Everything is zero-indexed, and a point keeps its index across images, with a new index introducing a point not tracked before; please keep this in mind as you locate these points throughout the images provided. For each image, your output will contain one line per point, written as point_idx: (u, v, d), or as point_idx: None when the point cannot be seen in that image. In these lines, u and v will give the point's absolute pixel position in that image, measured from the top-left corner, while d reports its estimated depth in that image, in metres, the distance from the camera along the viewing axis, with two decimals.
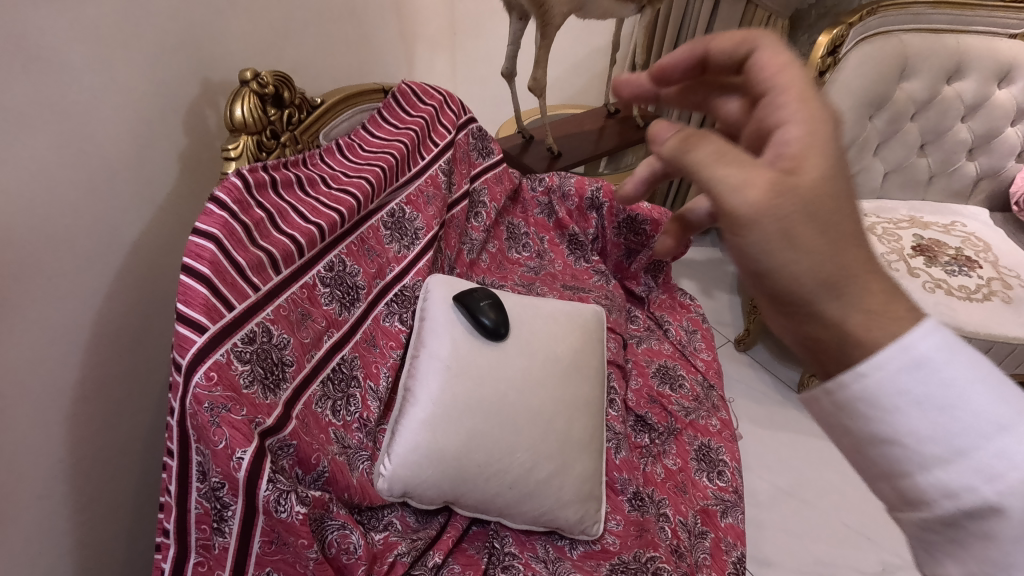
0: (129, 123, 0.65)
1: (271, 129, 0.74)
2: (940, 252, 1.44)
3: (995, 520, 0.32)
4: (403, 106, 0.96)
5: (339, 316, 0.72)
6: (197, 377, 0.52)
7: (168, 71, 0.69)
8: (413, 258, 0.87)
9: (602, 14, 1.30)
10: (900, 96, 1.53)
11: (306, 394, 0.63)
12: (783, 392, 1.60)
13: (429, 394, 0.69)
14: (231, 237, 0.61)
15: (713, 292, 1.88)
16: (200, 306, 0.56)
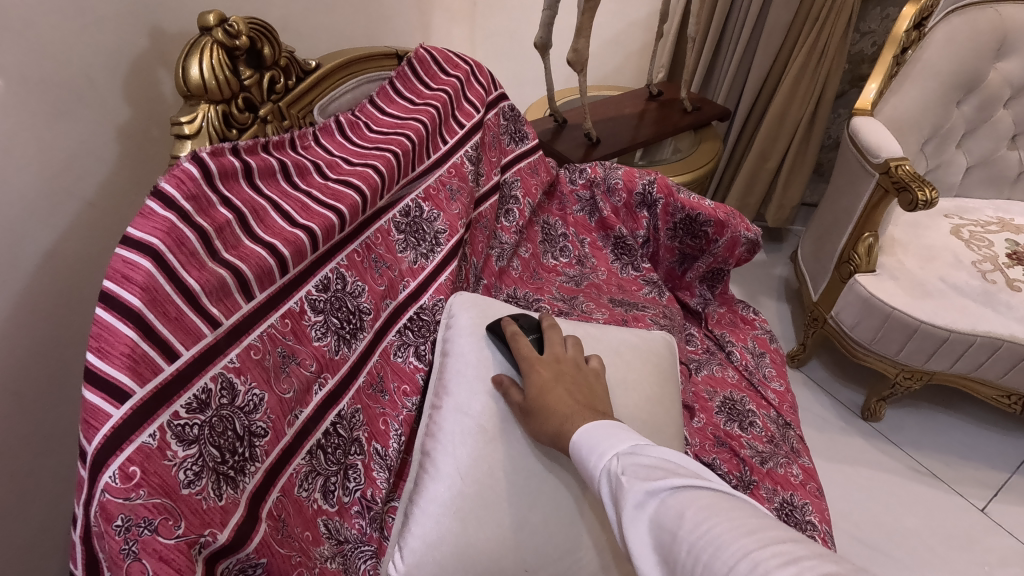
0: (32, 83, 0.47)
1: (245, 97, 0.54)
2: None
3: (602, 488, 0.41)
4: (421, 75, 0.77)
5: (338, 354, 0.53)
6: (108, 474, 0.34)
7: (97, 13, 0.50)
8: (433, 269, 0.68)
9: None
10: (993, 78, 1.32)
11: (286, 474, 0.45)
12: (844, 417, 1.40)
13: (456, 468, 0.51)
14: (180, 248, 0.42)
15: (760, 299, 1.68)
16: (123, 359, 0.37)
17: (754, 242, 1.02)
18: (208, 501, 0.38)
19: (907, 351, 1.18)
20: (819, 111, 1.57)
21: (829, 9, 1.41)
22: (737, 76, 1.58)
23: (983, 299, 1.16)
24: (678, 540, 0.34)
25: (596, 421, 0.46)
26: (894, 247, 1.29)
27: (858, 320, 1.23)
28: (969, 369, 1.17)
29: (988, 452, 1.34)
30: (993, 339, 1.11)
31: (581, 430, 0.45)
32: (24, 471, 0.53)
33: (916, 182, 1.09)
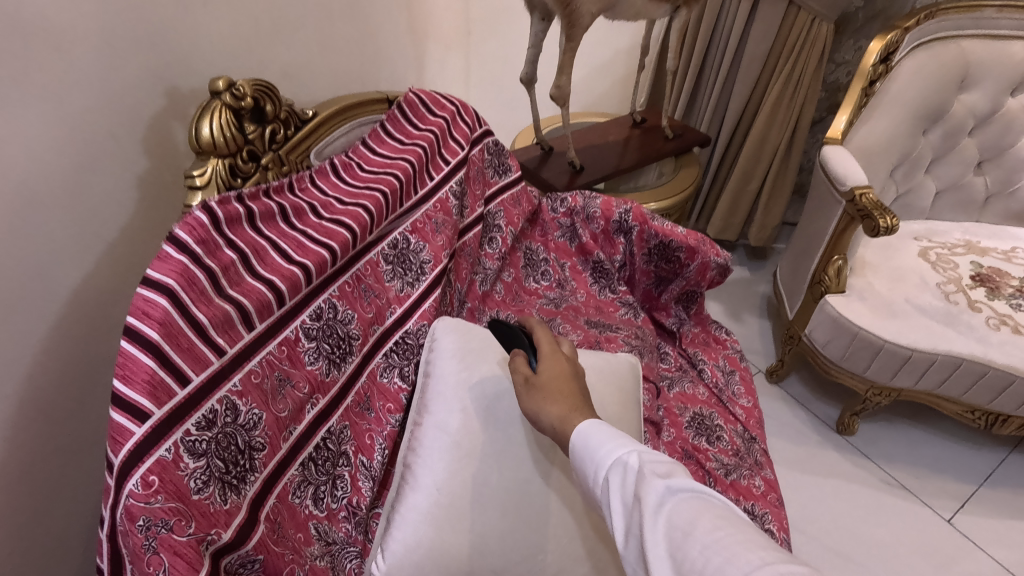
0: (67, 143, 0.54)
1: (249, 149, 0.62)
2: (1002, 283, 1.30)
3: (615, 481, 0.43)
4: (409, 117, 0.84)
5: (328, 376, 0.60)
6: (132, 482, 0.41)
7: (119, 78, 0.57)
8: (418, 296, 0.75)
9: (632, 15, 1.18)
10: (957, 109, 1.39)
11: (281, 482, 0.52)
12: (820, 430, 1.46)
13: (433, 479, 0.57)
14: (191, 287, 0.49)
15: (742, 316, 1.75)
16: (143, 384, 0.44)
17: (724, 267, 1.09)
18: (215, 505, 0.45)
19: (875, 368, 1.24)
20: (797, 136, 1.65)
21: (802, 43, 1.48)
22: (718, 103, 1.65)
23: (945, 319, 1.21)
24: (692, 540, 0.36)
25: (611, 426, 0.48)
26: (864, 269, 1.36)
27: (830, 338, 1.29)
28: (935, 386, 1.23)
29: (957, 464, 1.40)
30: (954, 357, 1.16)
31: (592, 425, 0.48)
32: (50, 481, 0.60)
33: (878, 210, 1.16)
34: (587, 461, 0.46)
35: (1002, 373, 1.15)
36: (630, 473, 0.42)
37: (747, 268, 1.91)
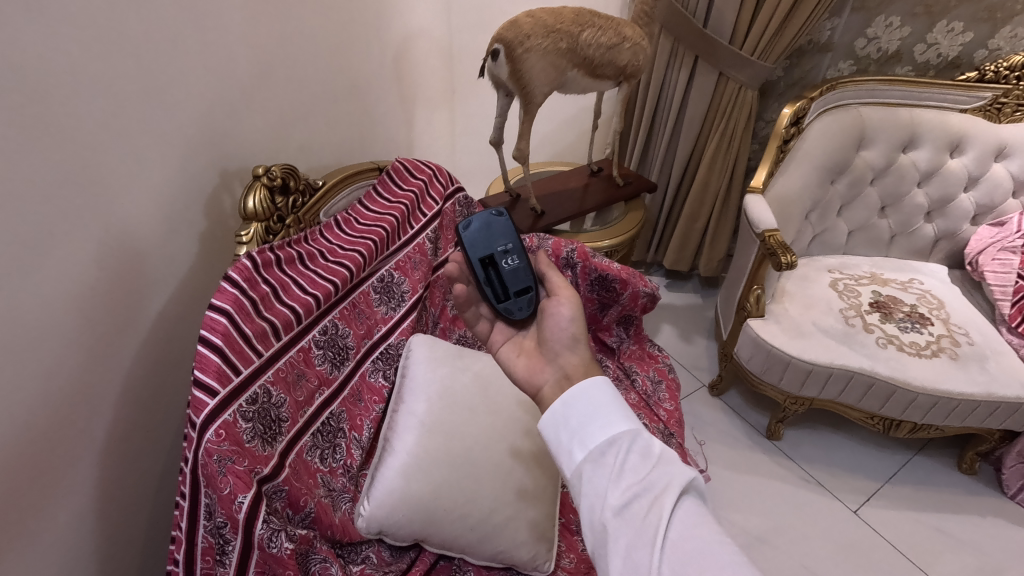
0: (160, 214, 0.80)
1: (278, 214, 0.87)
2: (895, 309, 1.55)
3: (632, 445, 0.60)
4: (396, 181, 1.09)
5: (330, 374, 0.84)
6: (208, 433, 0.65)
7: (191, 167, 0.83)
8: (398, 318, 0.99)
9: (582, 89, 1.43)
10: (858, 163, 1.65)
11: (298, 444, 0.75)
12: (752, 436, 1.69)
13: (405, 446, 0.81)
14: (241, 311, 0.73)
15: (692, 337, 2.00)
16: (213, 373, 0.67)
17: (653, 295, 1.34)
18: (258, 452, 0.68)
19: (787, 380, 1.48)
20: (734, 182, 1.92)
21: (733, 106, 1.75)
22: (666, 155, 1.92)
23: (843, 339, 1.46)
24: (692, 517, 0.55)
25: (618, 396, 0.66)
26: (782, 297, 1.61)
27: (750, 355, 1.53)
28: (836, 395, 1.47)
29: (868, 465, 1.63)
30: (848, 370, 1.40)
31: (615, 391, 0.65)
32: (132, 452, 0.84)
33: (782, 249, 1.42)
34: (601, 416, 0.62)
35: (886, 383, 1.39)
36: (651, 443, 0.61)
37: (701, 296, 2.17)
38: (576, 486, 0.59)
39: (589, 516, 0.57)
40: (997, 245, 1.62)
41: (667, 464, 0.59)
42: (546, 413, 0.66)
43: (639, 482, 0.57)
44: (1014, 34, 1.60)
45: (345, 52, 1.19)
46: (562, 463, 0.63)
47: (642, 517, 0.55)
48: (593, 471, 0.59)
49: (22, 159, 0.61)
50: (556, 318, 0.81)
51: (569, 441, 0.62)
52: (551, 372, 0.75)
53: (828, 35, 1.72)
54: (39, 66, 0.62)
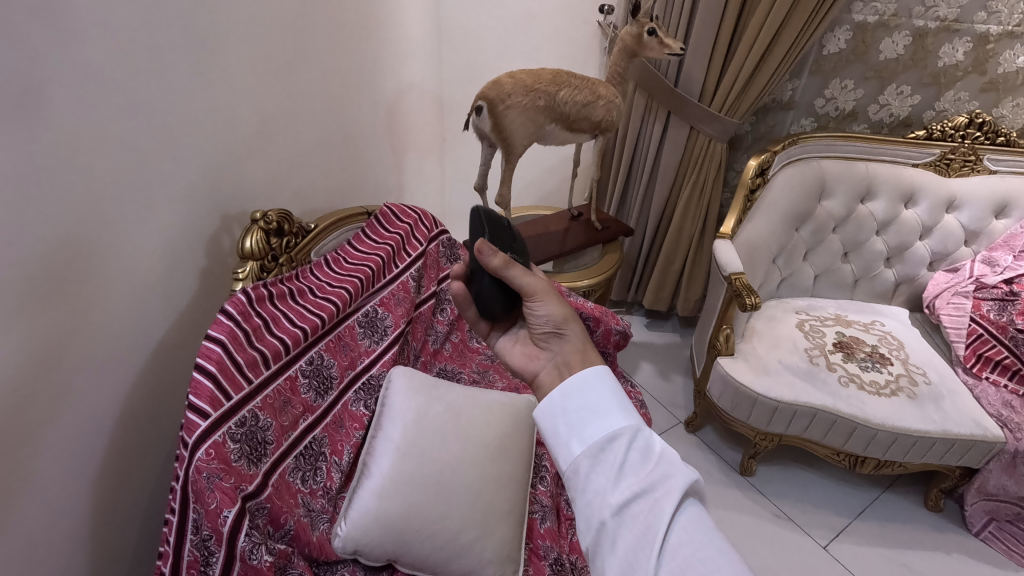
0: (166, 252, 0.88)
1: (272, 254, 0.95)
2: (857, 349, 1.64)
3: (635, 442, 0.62)
4: (383, 224, 1.18)
5: (314, 402, 0.91)
6: (200, 453, 0.71)
7: (195, 212, 0.92)
8: (381, 351, 1.06)
9: (561, 142, 1.56)
10: (820, 211, 1.77)
11: (282, 465, 0.82)
12: (726, 472, 1.74)
13: (381, 470, 0.88)
14: (234, 341, 0.81)
15: (669, 375, 2.07)
16: (206, 397, 0.74)
17: (625, 332, 1.41)
18: (244, 471, 0.75)
19: (755, 416, 1.55)
20: (707, 228, 2.02)
21: (703, 158, 1.88)
22: (643, 201, 2.04)
23: (806, 377, 1.54)
24: (694, 519, 0.58)
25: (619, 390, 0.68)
26: (751, 336, 1.69)
27: (720, 392, 1.60)
28: (803, 431, 1.54)
29: (838, 502, 1.67)
30: (812, 408, 1.47)
31: (618, 388, 0.68)
32: (126, 473, 0.89)
33: (747, 291, 1.51)
34: (605, 414, 0.64)
35: (847, 420, 1.45)
36: (651, 442, 0.63)
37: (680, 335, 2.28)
38: (574, 480, 0.61)
39: (586, 512, 0.59)
40: (951, 290, 1.72)
41: (669, 462, 0.61)
42: (545, 403, 0.68)
43: (640, 479, 0.59)
44: (957, 97, 1.75)
45: (341, 107, 1.31)
46: (560, 456, 0.64)
47: (641, 518, 0.57)
48: (592, 467, 0.61)
49: (46, 204, 0.69)
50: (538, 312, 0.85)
51: (569, 435, 0.64)
52: (547, 361, 0.85)
53: (789, 95, 1.86)
54: (68, 126, 0.70)
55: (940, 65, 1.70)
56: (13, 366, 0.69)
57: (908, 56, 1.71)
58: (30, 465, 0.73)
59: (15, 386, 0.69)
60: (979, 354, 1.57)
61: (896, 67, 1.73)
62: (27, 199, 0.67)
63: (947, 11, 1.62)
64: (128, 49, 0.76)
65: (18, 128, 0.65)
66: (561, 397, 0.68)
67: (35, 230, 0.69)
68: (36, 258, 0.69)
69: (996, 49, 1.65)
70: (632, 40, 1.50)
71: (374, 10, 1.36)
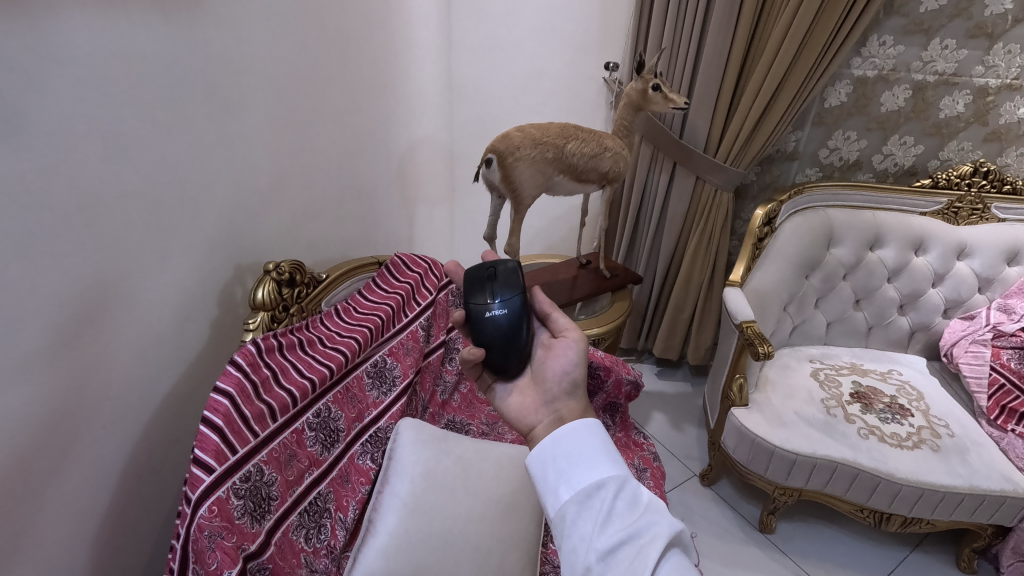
0: (177, 303, 0.88)
1: (282, 305, 0.95)
2: (875, 400, 1.60)
3: (621, 489, 0.60)
4: (393, 274, 1.18)
5: (320, 456, 0.89)
6: (201, 511, 0.69)
7: (209, 263, 0.93)
8: (389, 402, 1.05)
9: (569, 192, 1.57)
10: (829, 259, 1.76)
11: (285, 523, 0.80)
12: (745, 529, 1.67)
13: (387, 527, 0.86)
14: (242, 393, 0.80)
15: (682, 426, 2.02)
16: (212, 451, 0.73)
17: (636, 382, 1.39)
18: (246, 529, 0.73)
19: (773, 469, 1.50)
20: (717, 275, 2.01)
21: (710, 207, 1.90)
22: (651, 249, 2.05)
23: (824, 429, 1.49)
24: (676, 566, 0.55)
25: (607, 438, 0.67)
26: (765, 386, 1.66)
27: (736, 444, 1.56)
28: (822, 486, 1.48)
29: (865, 562, 1.59)
30: (831, 461, 1.42)
31: (605, 436, 0.67)
32: (126, 530, 0.87)
33: (759, 339, 1.48)
34: (592, 461, 0.62)
35: (870, 474, 1.40)
36: (639, 493, 0.60)
37: (691, 384, 2.24)
38: (560, 527, 0.59)
39: (571, 558, 0.56)
40: (969, 337, 1.69)
41: (655, 510, 0.59)
42: (535, 449, 0.66)
43: (624, 525, 0.57)
44: (961, 147, 1.77)
45: (356, 161, 1.35)
46: (547, 501, 0.62)
47: (626, 565, 0.54)
48: (578, 513, 0.59)
49: (70, 255, 0.71)
50: (559, 363, 0.83)
51: (557, 481, 0.62)
52: (545, 413, 0.78)
53: (793, 145, 1.90)
54: (91, 181, 0.72)
55: (941, 116, 1.73)
56: (22, 419, 0.68)
57: (909, 108, 1.74)
58: (30, 521, 0.71)
59: (21, 439, 0.68)
60: (1003, 405, 1.52)
61: (898, 119, 1.77)
62: (45, 253, 0.68)
63: (945, 66, 1.66)
64: (156, 108, 0.79)
65: (40, 184, 0.66)
66: (550, 443, 0.66)
67: (49, 283, 0.69)
68: (50, 311, 0.70)
69: (996, 102, 1.67)
70: (637, 95, 1.55)
71: (387, 70, 1.42)
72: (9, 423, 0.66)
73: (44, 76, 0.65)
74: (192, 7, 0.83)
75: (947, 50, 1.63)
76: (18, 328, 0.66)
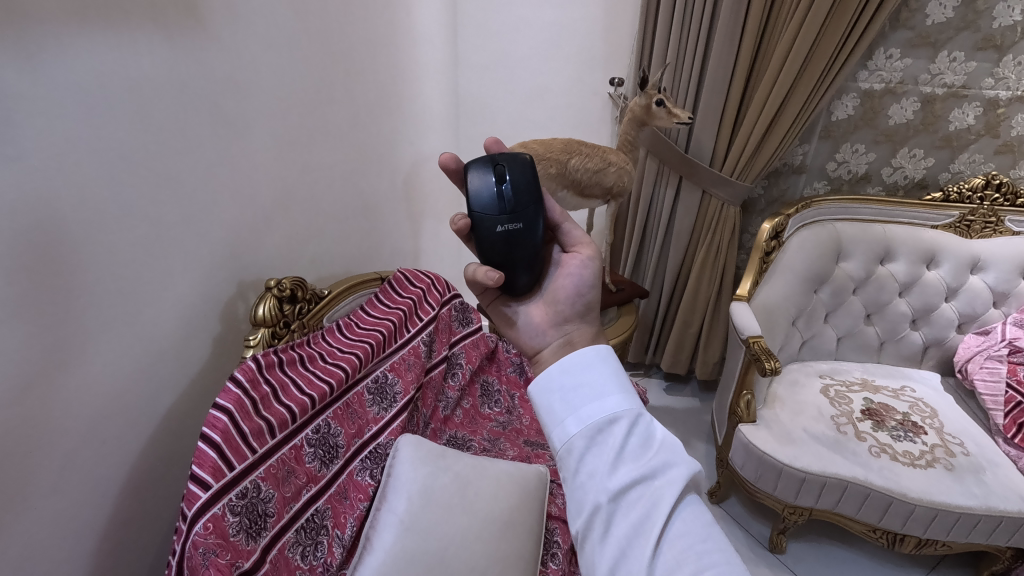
0: (179, 320, 0.90)
1: (283, 322, 0.96)
2: (887, 417, 1.57)
3: (634, 427, 0.58)
4: (396, 289, 1.19)
5: (318, 473, 0.89)
6: (197, 527, 0.70)
7: (211, 280, 0.95)
8: (389, 419, 1.05)
9: (573, 207, 1.58)
10: (838, 273, 1.74)
11: (281, 540, 0.80)
12: (754, 549, 1.64)
13: (383, 545, 0.86)
14: (241, 409, 0.81)
15: (691, 442, 2.00)
16: (209, 468, 0.74)
17: (640, 399, 1.38)
18: (241, 546, 0.74)
19: (781, 488, 1.47)
20: (725, 289, 2.00)
21: (717, 221, 1.89)
22: (658, 263, 2.05)
23: (834, 446, 1.47)
24: (689, 508, 0.55)
25: (618, 370, 0.64)
26: (773, 402, 1.64)
27: (743, 461, 1.53)
28: (833, 505, 1.45)
29: None
30: (841, 479, 1.39)
31: (616, 368, 0.64)
32: (125, 545, 0.87)
33: (765, 355, 1.47)
34: (604, 395, 0.60)
35: (882, 493, 1.37)
36: (651, 428, 0.59)
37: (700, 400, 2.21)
38: (568, 460, 0.57)
39: (579, 493, 0.55)
40: (984, 353, 1.65)
41: (668, 448, 0.58)
42: (541, 377, 0.64)
43: (637, 463, 0.55)
44: (972, 159, 1.75)
45: (361, 179, 1.37)
46: (553, 433, 0.60)
47: (638, 507, 0.53)
48: (588, 449, 0.56)
49: (71, 278, 0.73)
50: (569, 279, 0.79)
51: (565, 412, 0.60)
52: (553, 335, 0.75)
53: (800, 159, 1.89)
54: (94, 203, 0.74)
55: (951, 129, 1.71)
56: (21, 436, 0.69)
57: (918, 120, 1.73)
58: (28, 537, 0.72)
59: (21, 456, 0.69)
60: (1019, 423, 1.48)
61: (907, 132, 1.75)
62: (48, 273, 0.70)
63: (954, 78, 1.64)
64: (159, 130, 0.82)
65: (44, 206, 0.68)
66: (559, 373, 0.63)
67: (52, 302, 0.71)
68: (51, 328, 0.71)
69: (1007, 113, 1.65)
70: (640, 111, 1.55)
71: (392, 90, 1.44)
72: (10, 439, 0.68)
73: (49, 103, 0.67)
74: (197, 34, 0.85)
75: (955, 63, 1.62)
76: (19, 348, 0.68)
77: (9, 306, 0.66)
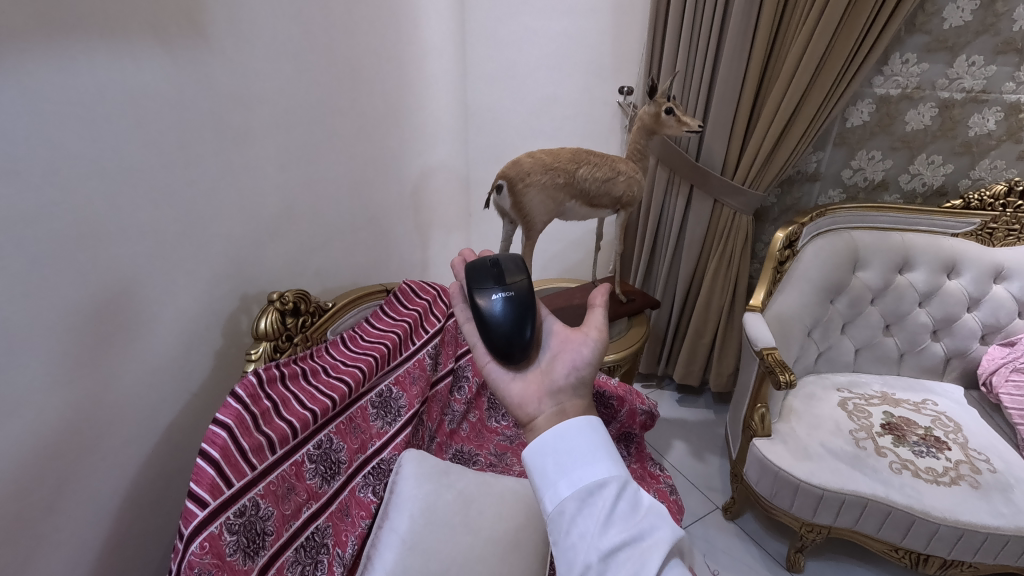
0: (180, 334, 0.89)
1: (285, 335, 0.96)
2: (909, 432, 1.51)
3: (623, 489, 0.57)
4: (401, 301, 1.18)
5: (319, 489, 0.88)
6: (193, 546, 0.69)
7: (213, 294, 0.94)
8: (393, 433, 1.03)
9: (582, 217, 1.56)
10: (855, 283, 1.69)
11: (279, 559, 0.79)
12: (771, 567, 1.58)
13: (384, 565, 0.84)
14: (241, 425, 0.79)
15: (704, 455, 1.95)
16: (207, 485, 0.73)
17: (651, 412, 1.35)
18: (238, 566, 0.72)
19: (798, 505, 1.42)
20: (738, 299, 1.96)
21: (729, 230, 1.85)
22: (669, 273, 2.02)
23: (852, 462, 1.42)
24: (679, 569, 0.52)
25: (608, 436, 0.63)
26: (789, 416, 1.59)
27: (759, 477, 1.49)
28: (852, 524, 1.40)
29: None
30: (861, 497, 1.34)
31: (606, 434, 0.63)
32: (124, 562, 0.86)
33: (780, 367, 1.43)
34: (594, 458, 0.59)
35: (903, 512, 1.32)
36: (640, 496, 0.57)
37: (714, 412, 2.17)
38: (558, 523, 0.56)
39: (569, 556, 0.53)
40: (1009, 365, 1.59)
41: (657, 513, 0.56)
42: (535, 441, 0.62)
43: (626, 525, 0.53)
44: (994, 166, 1.70)
45: (368, 189, 1.36)
46: (544, 497, 0.59)
47: (628, 567, 0.51)
48: (579, 510, 0.55)
49: (71, 291, 0.72)
50: (572, 356, 0.77)
51: (557, 475, 0.58)
52: (547, 404, 0.72)
53: (814, 166, 1.85)
54: (93, 218, 0.74)
55: (970, 135, 1.67)
56: (17, 452, 0.68)
57: (935, 126, 1.68)
58: (25, 555, 0.71)
59: (18, 473, 0.69)
60: None
61: (924, 138, 1.71)
62: (46, 287, 0.69)
63: (973, 83, 1.60)
64: (161, 143, 0.81)
65: (41, 221, 0.68)
66: (552, 437, 0.62)
67: (49, 317, 0.70)
68: (49, 343, 0.71)
69: None
70: (650, 119, 1.53)
71: (401, 101, 1.45)
72: (6, 456, 0.67)
73: (46, 118, 0.67)
74: (198, 47, 0.85)
75: (974, 67, 1.58)
76: (16, 362, 0.67)
77: (6, 320, 0.65)
